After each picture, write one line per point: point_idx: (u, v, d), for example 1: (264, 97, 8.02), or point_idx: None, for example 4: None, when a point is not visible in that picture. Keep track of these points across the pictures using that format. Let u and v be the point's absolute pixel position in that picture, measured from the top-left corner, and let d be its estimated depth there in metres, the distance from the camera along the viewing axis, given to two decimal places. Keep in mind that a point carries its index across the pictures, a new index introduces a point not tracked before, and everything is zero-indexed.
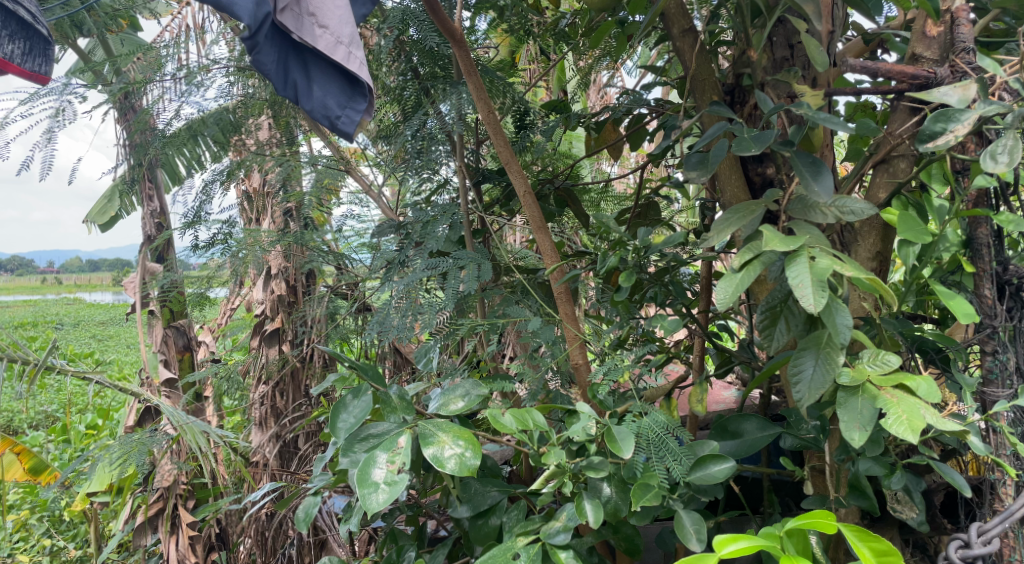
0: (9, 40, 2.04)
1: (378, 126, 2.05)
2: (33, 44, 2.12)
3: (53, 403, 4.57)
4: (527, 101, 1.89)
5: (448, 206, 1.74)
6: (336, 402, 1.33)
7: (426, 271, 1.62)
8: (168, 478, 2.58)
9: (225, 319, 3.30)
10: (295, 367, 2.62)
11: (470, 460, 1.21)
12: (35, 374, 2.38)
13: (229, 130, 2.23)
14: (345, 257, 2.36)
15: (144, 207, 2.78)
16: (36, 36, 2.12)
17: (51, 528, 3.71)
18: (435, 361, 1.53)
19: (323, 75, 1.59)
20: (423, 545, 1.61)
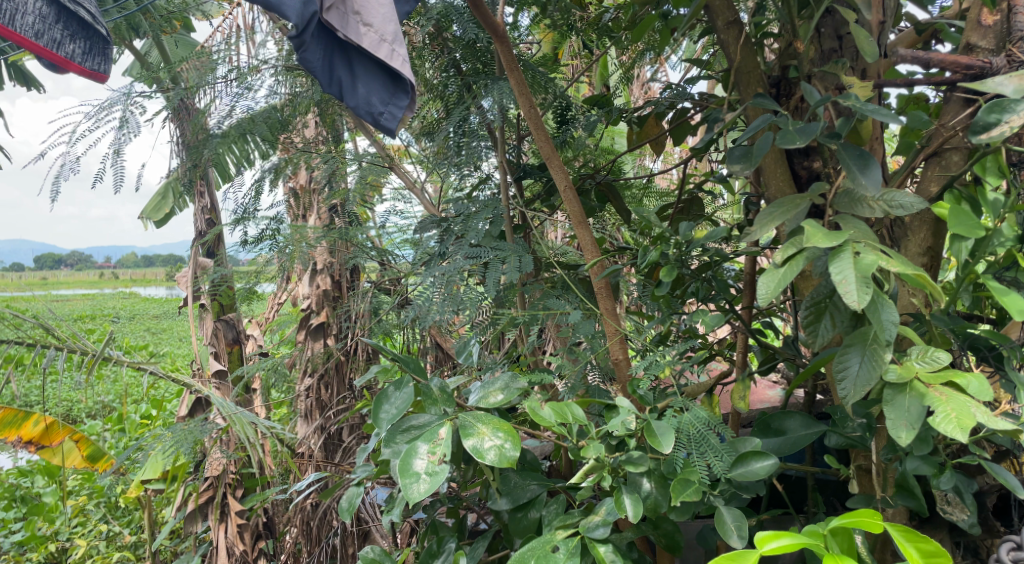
0: (70, 39, 2.12)
1: (421, 123, 2.07)
2: (92, 44, 2.19)
3: (110, 393, 4.74)
4: (569, 97, 1.89)
5: (489, 201, 1.75)
6: (378, 393, 1.35)
7: (468, 262, 1.65)
8: (217, 467, 2.66)
9: (272, 313, 3.38)
10: (340, 361, 2.67)
11: (510, 451, 1.22)
12: (93, 364, 2.48)
13: (278, 128, 2.27)
14: (389, 253, 2.39)
15: (195, 203, 2.86)
16: (96, 37, 2.19)
17: (107, 514, 3.85)
18: (475, 355, 1.55)
19: (367, 73, 1.61)
20: (463, 537, 1.63)
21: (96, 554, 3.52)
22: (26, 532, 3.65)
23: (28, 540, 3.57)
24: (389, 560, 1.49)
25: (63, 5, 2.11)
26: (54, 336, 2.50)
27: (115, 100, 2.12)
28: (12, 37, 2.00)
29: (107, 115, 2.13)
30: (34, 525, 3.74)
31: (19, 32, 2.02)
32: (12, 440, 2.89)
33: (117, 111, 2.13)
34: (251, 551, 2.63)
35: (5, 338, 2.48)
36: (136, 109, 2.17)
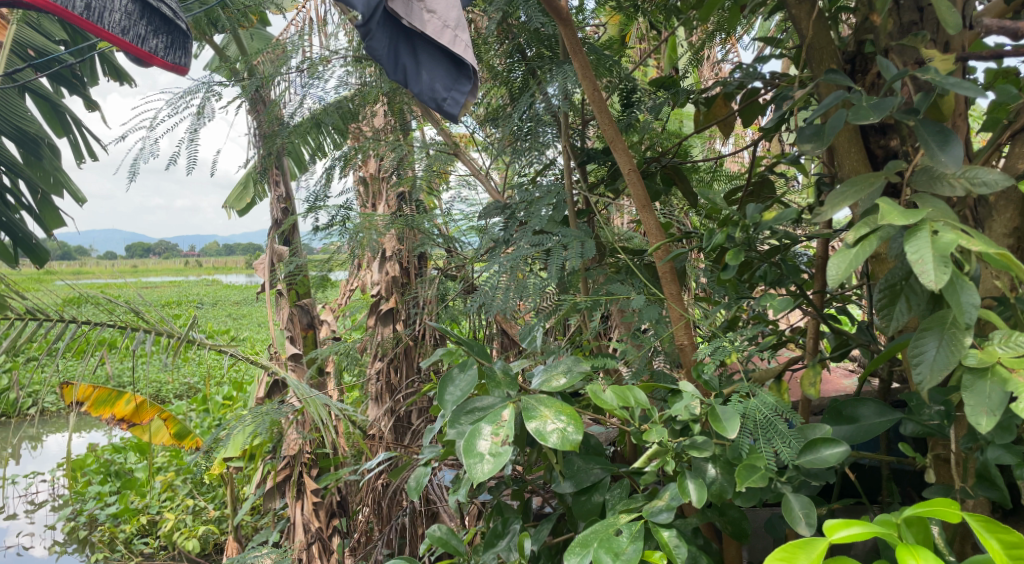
0: (153, 34, 2.22)
1: (487, 109, 2.08)
2: (174, 38, 2.28)
3: (195, 375, 4.97)
4: (634, 79, 1.87)
5: (553, 186, 1.74)
6: (443, 375, 1.38)
7: (531, 250, 1.64)
8: (293, 447, 2.75)
9: (344, 299, 3.48)
10: (409, 346, 2.72)
11: (572, 435, 1.23)
12: (178, 346, 2.61)
13: (349, 118, 2.31)
14: (455, 240, 2.42)
15: (271, 192, 2.94)
16: (177, 32, 2.28)
17: (193, 490, 4.04)
18: (538, 340, 1.55)
19: (431, 59, 1.63)
20: (528, 519, 1.65)
21: (183, 527, 3.72)
22: (120, 504, 3.90)
23: (122, 512, 3.81)
24: (455, 539, 1.52)
25: (147, 3, 2.22)
26: (142, 319, 2.63)
27: (195, 89, 2.21)
28: (100, 33, 2.13)
29: (186, 102, 2.22)
30: (128, 499, 3.97)
31: (107, 28, 2.15)
32: (108, 419, 3.13)
33: (196, 99, 2.22)
34: (326, 528, 2.72)
35: (99, 321, 2.62)
36: (212, 96, 2.25)
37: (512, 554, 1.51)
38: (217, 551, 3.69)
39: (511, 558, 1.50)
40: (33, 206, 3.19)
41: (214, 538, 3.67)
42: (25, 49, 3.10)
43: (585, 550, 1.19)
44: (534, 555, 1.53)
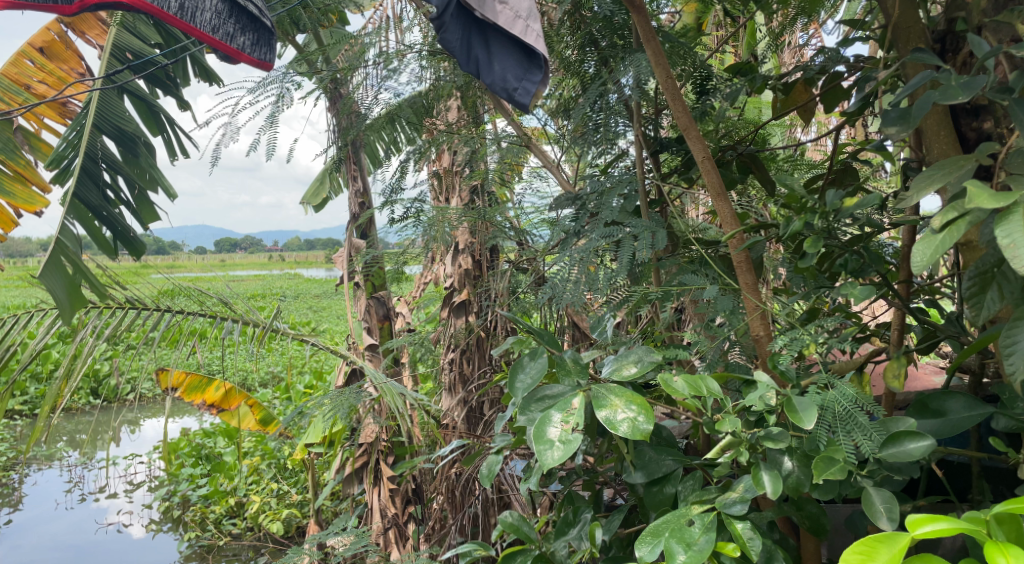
0: (240, 32, 2.29)
1: (559, 101, 2.07)
2: (259, 36, 2.35)
3: (279, 364, 5.18)
4: (709, 66, 1.83)
5: (625, 176, 1.73)
6: (513, 363, 1.42)
7: (602, 240, 1.63)
8: (370, 435, 2.83)
9: (418, 291, 3.55)
10: (481, 337, 2.74)
11: (643, 424, 1.26)
12: (263, 336, 2.72)
13: (422, 113, 2.41)
14: (526, 233, 2.42)
15: (349, 187, 3.01)
16: (263, 30, 2.36)
17: (277, 475, 4.21)
18: (608, 330, 1.62)
19: (503, 50, 1.65)
20: (599, 510, 1.65)
21: (268, 509, 3.88)
22: (211, 487, 4.11)
23: (212, 494, 4.01)
24: (527, 526, 1.54)
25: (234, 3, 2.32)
26: (231, 310, 2.77)
27: (273, 77, 2.29)
28: (191, 32, 2.22)
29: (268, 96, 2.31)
30: (218, 481, 4.18)
31: (199, 28, 2.24)
32: (199, 403, 3.26)
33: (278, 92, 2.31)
34: (402, 514, 2.78)
35: (189, 311, 2.77)
36: (290, 84, 2.33)
37: (583, 543, 1.52)
38: (300, 533, 3.83)
39: (582, 547, 1.51)
40: (131, 202, 3.36)
41: (297, 521, 3.81)
42: (124, 52, 3.25)
43: (656, 539, 1.18)
44: (606, 545, 1.53)
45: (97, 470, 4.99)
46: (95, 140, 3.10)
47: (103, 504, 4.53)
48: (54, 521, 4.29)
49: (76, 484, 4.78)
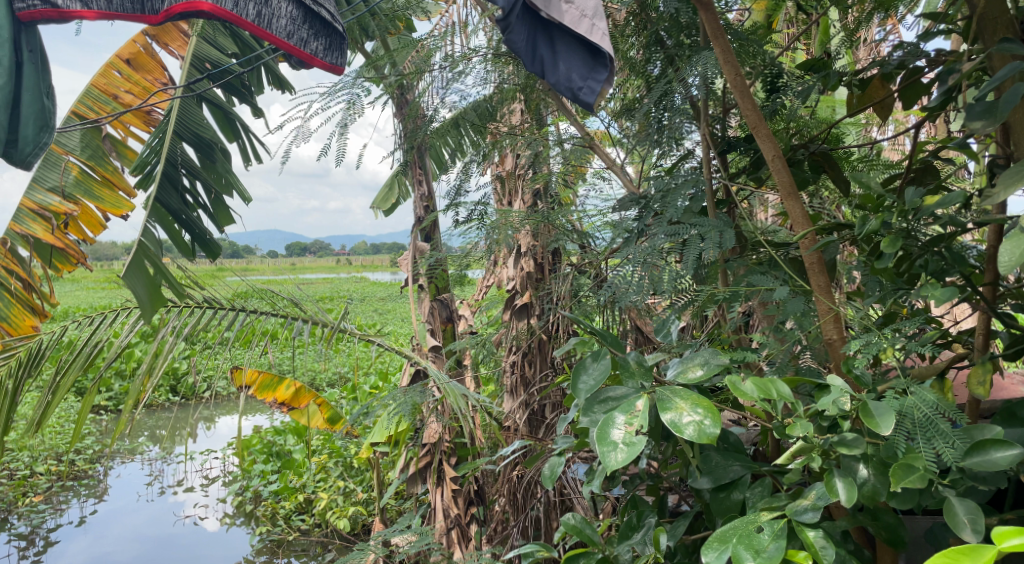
0: (312, 39, 2.31)
1: (623, 101, 2.05)
2: (333, 41, 2.33)
3: (346, 365, 5.28)
4: (780, 63, 1.78)
5: (691, 176, 1.70)
6: (577, 363, 1.43)
7: (666, 240, 1.61)
8: (434, 435, 2.86)
9: (481, 294, 3.56)
10: (543, 340, 2.73)
11: (709, 428, 1.24)
12: (331, 337, 2.79)
13: (486, 118, 2.43)
14: (589, 236, 2.39)
15: (414, 191, 3.04)
16: (336, 34, 2.33)
17: (344, 473, 4.28)
18: (673, 333, 1.60)
19: (568, 50, 1.64)
20: (663, 515, 1.62)
21: (335, 506, 3.96)
22: (281, 483, 4.23)
23: (283, 491, 4.12)
24: (590, 528, 1.53)
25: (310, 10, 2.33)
26: (301, 311, 2.85)
27: (344, 82, 2.34)
28: (269, 39, 2.30)
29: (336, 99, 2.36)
30: (287, 478, 4.29)
31: (275, 33, 2.31)
32: (270, 401, 3.35)
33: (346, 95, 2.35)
34: (464, 515, 2.79)
35: (261, 311, 2.87)
36: (359, 88, 2.38)
37: (647, 547, 1.50)
38: (365, 531, 3.89)
39: (646, 551, 1.50)
40: (208, 206, 3.50)
41: (362, 519, 3.87)
42: (203, 63, 3.38)
43: (724, 545, 1.15)
44: (670, 550, 1.51)
45: (176, 464, 5.20)
46: (175, 147, 3.25)
47: (180, 497, 4.71)
48: (136, 513, 4.48)
49: (156, 477, 4.98)
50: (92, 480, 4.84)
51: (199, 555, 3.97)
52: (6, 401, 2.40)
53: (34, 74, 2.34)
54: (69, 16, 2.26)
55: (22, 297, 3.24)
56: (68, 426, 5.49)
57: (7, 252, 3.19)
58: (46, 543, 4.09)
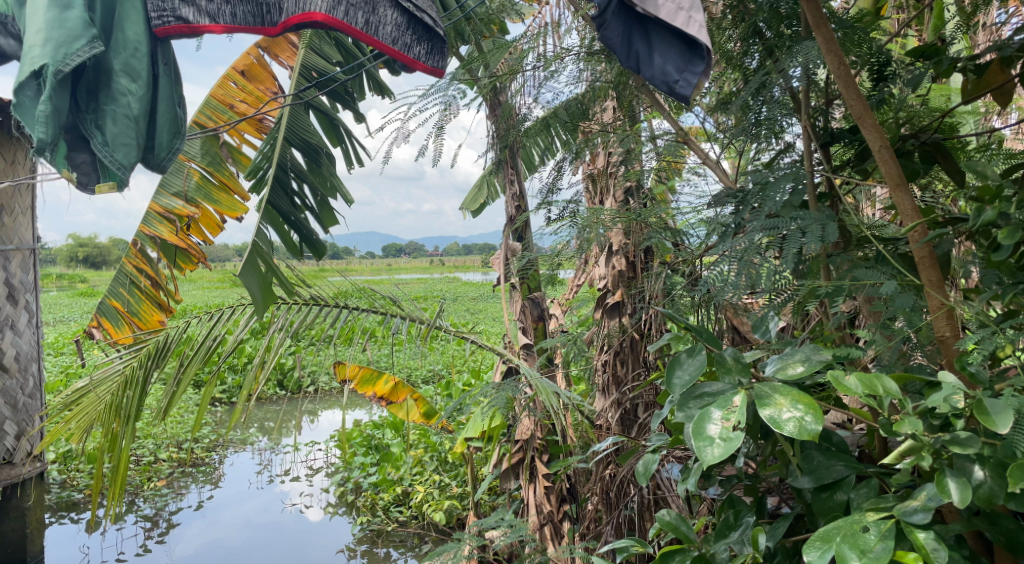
0: (416, 42, 2.18)
1: (719, 94, 2.02)
2: (434, 45, 2.22)
3: (439, 363, 5.39)
4: (888, 51, 1.71)
5: (791, 169, 1.66)
6: (672, 359, 1.45)
7: (764, 234, 1.57)
8: (526, 432, 2.89)
9: (572, 293, 3.57)
10: (636, 339, 2.71)
11: (811, 425, 1.24)
12: (427, 334, 2.91)
13: (579, 117, 2.44)
14: (682, 234, 2.35)
15: (506, 190, 3.07)
16: (437, 38, 2.22)
17: (439, 467, 4.38)
18: (772, 330, 1.57)
19: (664, 43, 1.64)
20: (762, 516, 1.59)
21: (431, 499, 4.06)
22: (379, 476, 4.37)
23: (381, 482, 4.26)
24: (685, 525, 1.53)
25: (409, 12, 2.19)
26: (398, 308, 2.98)
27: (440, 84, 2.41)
28: (375, 45, 2.14)
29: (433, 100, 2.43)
30: (386, 470, 4.42)
31: (381, 40, 2.15)
32: (370, 395, 3.47)
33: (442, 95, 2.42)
34: (557, 512, 2.82)
35: (361, 309, 3.01)
36: (456, 91, 2.45)
37: (745, 547, 1.49)
38: (460, 525, 3.97)
39: (744, 551, 1.48)
40: (314, 208, 3.66)
41: (457, 513, 3.96)
42: (309, 71, 3.52)
43: (826, 544, 1.15)
44: (769, 552, 1.48)
45: (283, 455, 5.48)
46: (285, 152, 3.42)
47: (287, 486, 4.95)
48: (247, 500, 4.74)
49: (265, 467, 5.26)
50: (209, 466, 5.16)
51: (304, 543, 4.17)
52: (138, 389, 2.59)
53: (169, 85, 2.15)
54: (198, 31, 2.10)
55: (149, 293, 3.58)
56: (188, 415, 5.88)
57: (137, 252, 3.49)
58: (168, 525, 4.40)
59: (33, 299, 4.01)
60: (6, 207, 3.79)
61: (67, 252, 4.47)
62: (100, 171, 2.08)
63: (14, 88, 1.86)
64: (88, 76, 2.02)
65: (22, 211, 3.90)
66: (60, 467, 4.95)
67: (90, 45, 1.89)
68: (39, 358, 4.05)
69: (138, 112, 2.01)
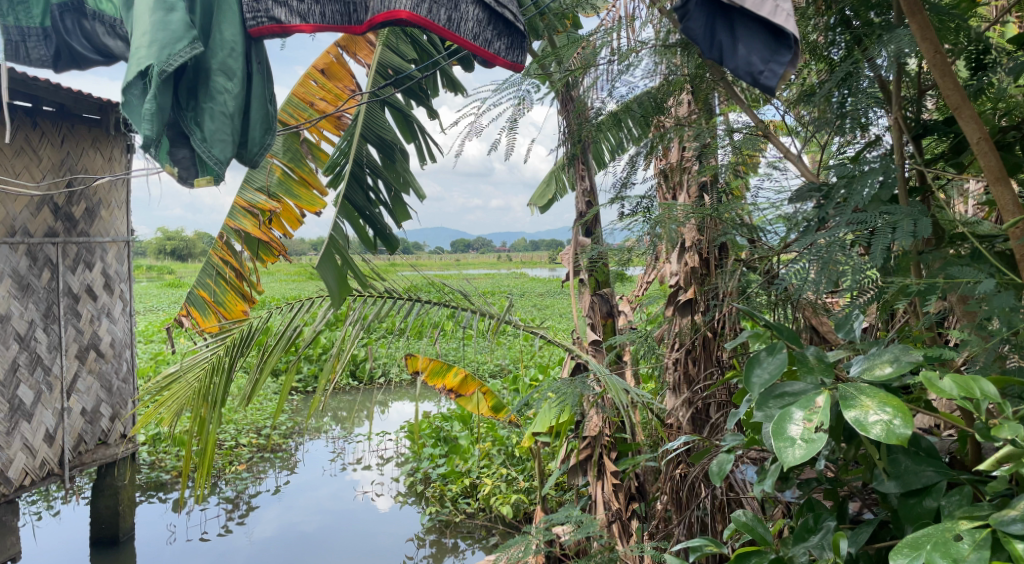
0: (497, 37, 2.18)
1: (801, 86, 1.96)
2: (514, 40, 2.20)
3: (506, 357, 5.42)
4: (987, 38, 1.63)
5: (880, 163, 1.59)
6: (751, 357, 1.43)
7: (851, 229, 1.53)
8: (594, 429, 2.88)
9: (641, 290, 3.53)
10: (708, 337, 2.66)
11: (899, 428, 1.20)
12: (497, 328, 2.91)
13: (653, 110, 2.41)
14: (758, 230, 2.29)
15: (577, 186, 3.06)
16: (518, 34, 2.21)
17: (506, 461, 4.40)
18: (857, 329, 1.54)
19: (749, 33, 1.60)
20: (844, 521, 1.55)
21: (499, 492, 4.10)
22: (448, 467, 4.43)
23: (450, 474, 4.33)
24: (762, 526, 1.51)
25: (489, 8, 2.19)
26: (468, 301, 3.01)
27: (515, 79, 2.42)
28: (455, 40, 2.14)
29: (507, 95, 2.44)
30: (454, 462, 4.48)
31: (462, 36, 2.15)
32: (440, 388, 3.51)
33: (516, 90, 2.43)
34: (625, 510, 2.80)
35: (431, 303, 3.04)
36: (531, 86, 2.46)
37: (825, 551, 1.45)
38: (527, 519, 3.99)
39: (824, 556, 1.45)
40: (388, 203, 3.71)
41: (524, 507, 3.98)
42: (386, 69, 3.58)
43: (915, 552, 1.12)
44: (850, 557, 1.44)
45: (356, 444, 5.62)
46: (361, 148, 3.49)
47: (358, 475, 5.07)
48: (321, 487, 4.89)
49: (339, 454, 5.41)
50: (286, 452, 5.34)
51: (375, 532, 4.26)
52: (224, 375, 2.71)
53: (261, 83, 2.23)
54: (288, 31, 2.16)
55: (234, 284, 3.74)
56: (266, 403, 6.10)
57: (223, 245, 3.65)
58: (248, 507, 4.58)
59: (127, 289, 4.23)
60: (104, 201, 4.01)
61: (157, 244, 4.70)
62: (198, 166, 2.21)
63: (122, 88, 1.97)
64: (188, 76, 2.11)
65: (118, 206, 4.12)
66: (150, 449, 5.20)
67: (191, 46, 1.98)
68: (132, 345, 4.28)
69: (234, 109, 2.09)
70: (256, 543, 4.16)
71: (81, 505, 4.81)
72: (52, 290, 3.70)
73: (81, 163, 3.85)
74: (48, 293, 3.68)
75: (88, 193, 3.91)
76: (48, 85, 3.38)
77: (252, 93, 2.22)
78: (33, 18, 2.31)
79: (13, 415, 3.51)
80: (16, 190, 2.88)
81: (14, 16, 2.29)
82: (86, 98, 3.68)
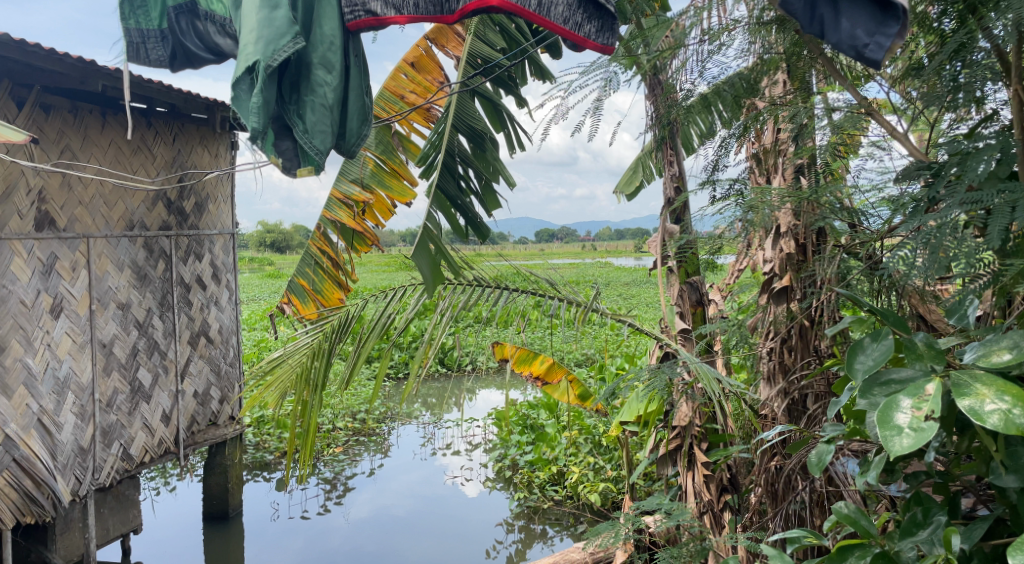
0: (587, 20, 2.16)
1: (908, 59, 1.86)
2: (604, 22, 2.19)
3: (592, 346, 5.40)
4: None
5: (998, 138, 1.50)
6: (854, 344, 1.38)
7: (964, 209, 1.44)
8: (684, 418, 2.83)
9: (733, 278, 3.44)
10: (805, 326, 2.57)
11: (1019, 418, 1.13)
12: (584, 316, 2.92)
13: (747, 90, 2.34)
14: (860, 214, 2.19)
15: (665, 171, 3.01)
16: (607, 15, 2.20)
17: (594, 449, 4.38)
18: (972, 316, 1.50)
19: (853, 5, 1.53)
20: (956, 516, 1.47)
21: (587, 481, 4.10)
22: (535, 454, 4.49)
23: (538, 460, 4.38)
24: (865, 519, 1.46)
25: None
26: (556, 290, 3.03)
27: (601, 63, 2.40)
28: (546, 26, 2.14)
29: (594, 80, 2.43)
30: (541, 449, 4.51)
31: (553, 21, 2.15)
32: (527, 375, 3.53)
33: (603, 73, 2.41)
34: (717, 501, 2.75)
35: (518, 291, 3.07)
36: (617, 70, 2.43)
37: (935, 547, 1.38)
38: (616, 508, 3.98)
39: (934, 552, 1.38)
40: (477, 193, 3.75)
41: (612, 496, 3.97)
42: (475, 59, 3.60)
43: None
44: (964, 554, 1.37)
45: (445, 430, 5.74)
46: (452, 139, 3.54)
47: (448, 460, 5.19)
48: (412, 471, 5.02)
49: (429, 440, 5.55)
50: (380, 436, 5.53)
51: (465, 517, 4.35)
52: (324, 359, 2.82)
53: (359, 75, 2.30)
54: (384, 23, 2.21)
55: (331, 273, 3.89)
56: (360, 389, 6.31)
57: (321, 235, 3.81)
58: (345, 488, 4.77)
59: (233, 278, 4.48)
60: (211, 195, 4.24)
61: (258, 236, 4.92)
62: (301, 156, 2.31)
63: (232, 84, 2.06)
64: (292, 70, 2.19)
65: (224, 200, 4.36)
66: (254, 431, 5.48)
67: (294, 41, 2.06)
68: (237, 332, 4.52)
69: (334, 101, 2.16)
70: (352, 524, 4.33)
71: (193, 483, 5.13)
72: (166, 280, 3.93)
73: (191, 159, 4.09)
74: (163, 282, 3.91)
75: (197, 188, 4.14)
76: (161, 87, 3.57)
77: (350, 85, 2.29)
78: (151, 21, 2.29)
79: (134, 396, 3.75)
80: (135, 185, 3.07)
81: (134, 19, 2.27)
82: (194, 99, 3.83)
